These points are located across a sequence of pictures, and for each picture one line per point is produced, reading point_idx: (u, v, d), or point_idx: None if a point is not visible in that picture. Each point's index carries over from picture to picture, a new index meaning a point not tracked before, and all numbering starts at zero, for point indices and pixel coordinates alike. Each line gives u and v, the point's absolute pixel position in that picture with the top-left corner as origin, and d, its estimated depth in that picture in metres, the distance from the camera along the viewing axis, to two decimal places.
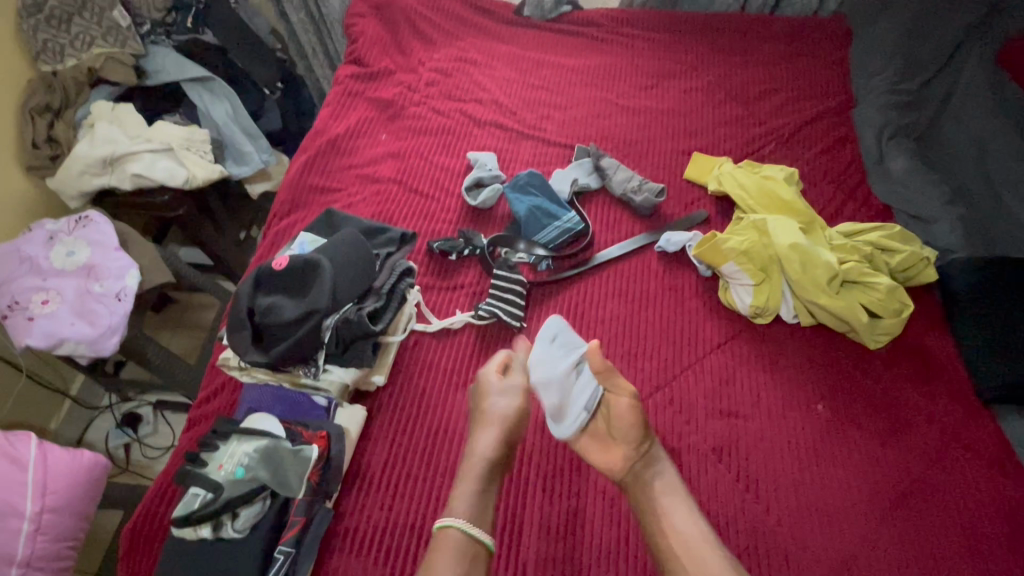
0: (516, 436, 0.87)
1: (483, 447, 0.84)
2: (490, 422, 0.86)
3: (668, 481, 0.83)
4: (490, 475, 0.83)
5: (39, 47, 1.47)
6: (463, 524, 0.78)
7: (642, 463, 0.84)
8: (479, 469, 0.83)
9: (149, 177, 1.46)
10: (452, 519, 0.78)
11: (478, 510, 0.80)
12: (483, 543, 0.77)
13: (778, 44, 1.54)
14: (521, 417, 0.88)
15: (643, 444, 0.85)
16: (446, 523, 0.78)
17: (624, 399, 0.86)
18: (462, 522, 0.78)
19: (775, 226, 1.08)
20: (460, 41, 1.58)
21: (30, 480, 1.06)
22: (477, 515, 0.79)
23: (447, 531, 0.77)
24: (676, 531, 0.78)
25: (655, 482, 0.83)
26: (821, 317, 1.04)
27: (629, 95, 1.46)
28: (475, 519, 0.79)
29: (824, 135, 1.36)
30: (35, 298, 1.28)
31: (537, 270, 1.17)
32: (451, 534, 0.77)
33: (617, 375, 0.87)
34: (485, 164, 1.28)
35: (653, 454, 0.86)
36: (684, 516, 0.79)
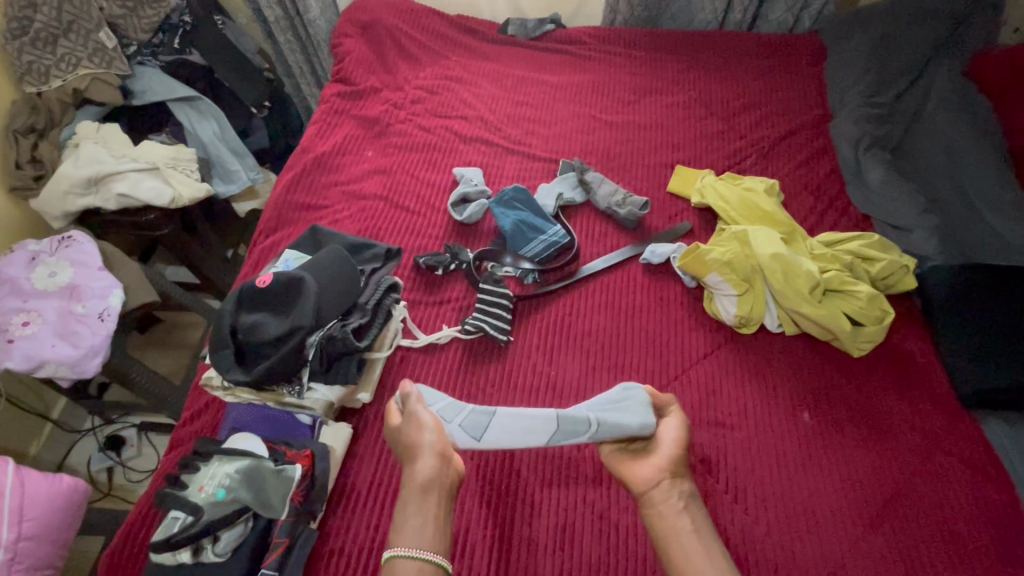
0: (450, 447, 0.81)
1: (420, 466, 0.78)
2: (422, 445, 0.80)
3: (696, 511, 0.77)
4: (426, 489, 0.76)
5: (25, 69, 1.46)
6: (409, 551, 0.70)
7: (677, 487, 0.79)
8: (416, 492, 0.76)
9: (133, 196, 1.45)
10: (396, 549, 0.70)
11: (420, 527, 0.73)
12: (429, 560, 0.70)
13: (757, 60, 1.58)
14: (440, 428, 0.81)
15: (682, 472, 0.81)
16: (390, 554, 0.70)
17: (674, 426, 0.86)
18: (408, 549, 0.70)
19: (757, 236, 1.09)
20: (445, 59, 1.60)
21: (7, 508, 1.03)
22: (419, 532, 0.72)
23: (394, 562, 0.69)
24: (697, 552, 0.72)
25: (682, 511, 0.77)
26: (805, 327, 1.05)
27: (613, 111, 1.48)
28: (417, 539, 0.72)
29: (803, 147, 1.39)
30: (15, 320, 1.27)
31: (523, 283, 1.17)
32: (399, 564, 0.69)
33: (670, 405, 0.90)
34: (471, 179, 1.29)
35: (688, 485, 0.81)
36: (701, 547, 0.73)
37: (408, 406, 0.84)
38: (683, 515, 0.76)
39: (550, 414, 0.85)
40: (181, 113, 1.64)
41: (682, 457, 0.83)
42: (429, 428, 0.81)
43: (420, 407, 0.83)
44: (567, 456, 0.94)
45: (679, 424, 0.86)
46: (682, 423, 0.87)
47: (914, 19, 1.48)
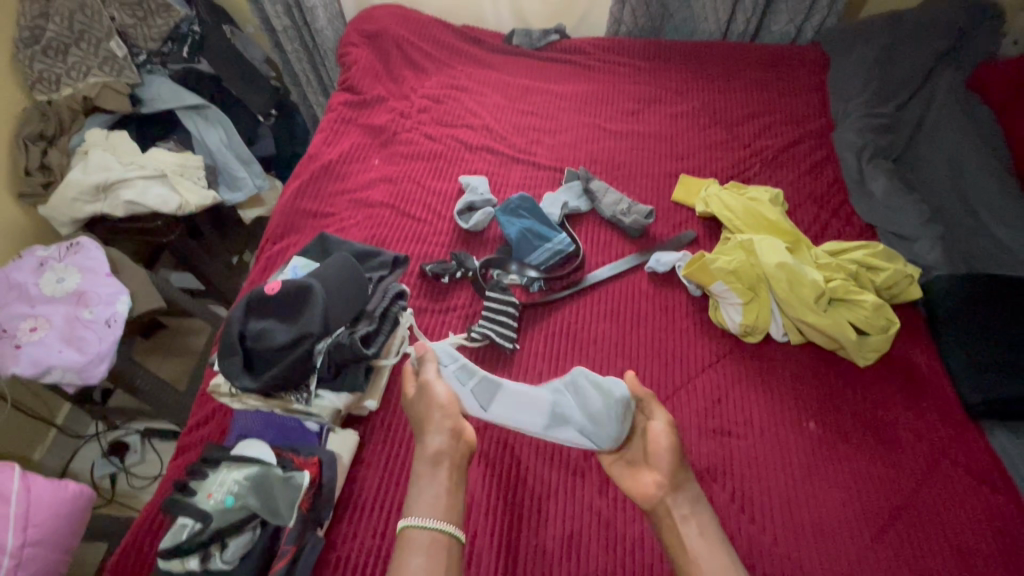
0: (462, 418, 0.85)
1: (431, 440, 0.82)
2: (433, 419, 0.84)
3: (702, 517, 0.78)
4: (437, 461, 0.80)
5: (35, 77, 1.49)
6: (421, 521, 0.74)
7: (678, 495, 0.79)
8: (427, 465, 0.80)
9: (141, 203, 1.47)
10: (409, 519, 0.74)
11: (434, 499, 0.76)
12: (440, 530, 0.73)
13: (760, 70, 1.59)
14: (453, 404, 0.85)
15: (682, 478, 0.81)
16: (404, 525, 0.74)
17: (662, 429, 0.84)
18: (420, 519, 0.74)
19: (762, 245, 1.09)
20: (451, 69, 1.62)
21: (13, 514, 1.03)
22: (434, 504, 0.76)
23: (408, 533, 0.73)
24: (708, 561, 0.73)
25: (687, 522, 0.77)
26: (810, 336, 1.05)
27: (617, 120, 1.49)
28: (430, 510, 0.75)
29: (806, 157, 1.40)
30: (23, 325, 1.28)
31: (529, 291, 1.17)
32: (412, 535, 0.73)
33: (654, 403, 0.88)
34: (477, 188, 1.29)
35: (692, 490, 0.81)
36: (712, 558, 0.73)
37: (425, 373, 0.89)
38: (690, 525, 0.77)
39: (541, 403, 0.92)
40: (189, 120, 1.65)
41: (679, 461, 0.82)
42: (442, 403, 0.85)
43: (436, 379, 0.88)
44: (574, 464, 0.93)
45: (671, 428, 0.85)
46: (671, 425, 0.85)
47: (916, 31, 1.50)
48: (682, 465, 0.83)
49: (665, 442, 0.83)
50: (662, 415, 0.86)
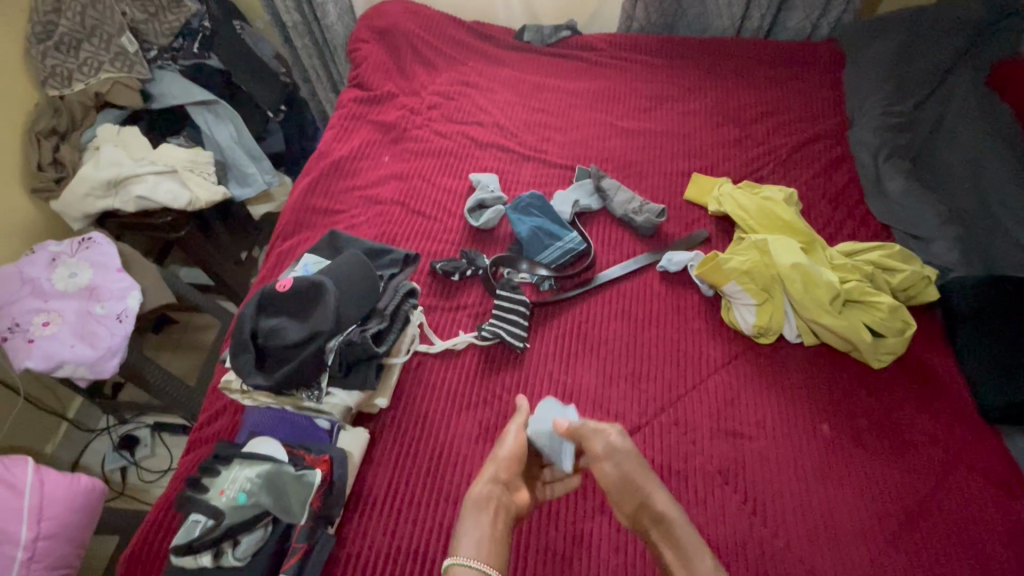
0: (518, 475, 0.77)
1: (476, 485, 0.74)
2: (485, 466, 0.77)
3: (684, 546, 0.69)
4: (480, 505, 0.71)
5: (48, 73, 1.49)
6: (467, 560, 0.65)
7: (652, 528, 0.72)
8: (470, 505, 0.71)
9: (152, 199, 1.48)
10: (456, 556, 0.65)
11: (478, 539, 0.67)
12: (487, 575, 0.64)
13: (773, 68, 1.57)
14: (512, 457, 0.77)
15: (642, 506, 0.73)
16: (447, 566, 0.64)
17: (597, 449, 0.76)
18: (465, 557, 0.65)
19: (776, 245, 1.08)
20: (462, 65, 1.61)
21: (26, 506, 1.04)
22: (477, 544, 0.67)
23: (453, 573, 0.64)
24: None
25: (669, 559, 0.69)
26: (824, 337, 1.04)
27: (628, 118, 1.48)
28: (476, 550, 0.66)
29: (821, 156, 1.38)
30: (36, 319, 1.29)
31: (540, 289, 1.16)
32: (457, 573, 0.63)
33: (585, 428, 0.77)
34: (487, 185, 1.29)
35: (659, 514, 0.72)
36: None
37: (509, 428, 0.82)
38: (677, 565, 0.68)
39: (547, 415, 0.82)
40: (199, 116, 1.65)
41: (630, 488, 0.74)
42: (502, 454, 0.77)
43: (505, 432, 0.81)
44: None
45: (609, 453, 0.75)
46: (612, 452, 0.75)
47: (935, 28, 1.47)
48: (636, 485, 0.74)
49: (613, 475, 0.75)
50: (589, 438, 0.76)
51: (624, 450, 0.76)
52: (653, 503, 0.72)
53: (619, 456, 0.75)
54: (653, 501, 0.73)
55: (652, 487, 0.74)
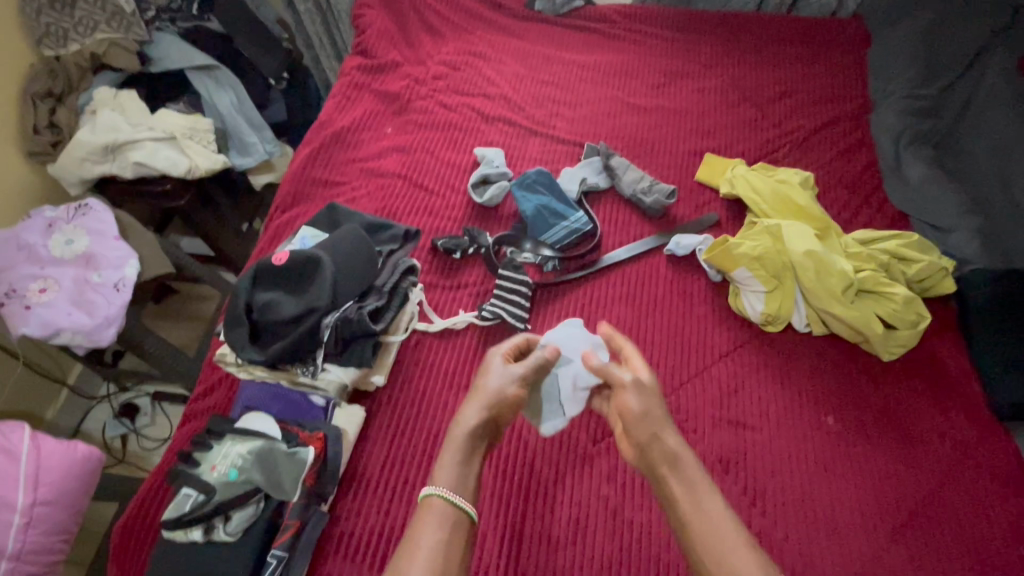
0: (504, 413, 0.78)
1: (463, 423, 0.74)
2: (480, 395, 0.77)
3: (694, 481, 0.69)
4: (471, 446, 0.74)
5: (42, 31, 1.47)
6: (447, 493, 0.68)
7: (658, 460, 0.71)
8: (461, 444, 0.73)
9: (149, 165, 1.47)
10: (436, 489, 0.69)
11: (462, 476, 0.71)
12: (465, 513, 0.68)
13: (795, 44, 1.50)
14: (512, 399, 0.78)
15: (653, 438, 0.73)
16: (427, 491, 0.69)
17: (625, 374, 0.79)
18: (446, 491, 0.69)
19: (789, 231, 1.04)
20: (470, 34, 1.54)
21: (23, 472, 1.04)
22: (461, 482, 0.70)
23: (430, 501, 0.68)
24: (701, 553, 0.64)
25: (674, 488, 0.69)
26: (834, 327, 1.01)
27: (641, 94, 1.42)
28: (458, 485, 0.70)
29: (839, 140, 1.33)
30: (32, 286, 1.28)
31: (543, 270, 1.13)
32: (433, 504, 0.68)
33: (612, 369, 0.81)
34: (492, 160, 1.24)
35: (669, 450, 0.71)
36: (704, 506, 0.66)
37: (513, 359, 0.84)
38: (665, 496, 0.70)
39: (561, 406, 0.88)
40: (199, 82, 1.63)
41: (644, 417, 0.74)
42: (508, 391, 0.79)
43: (506, 381, 0.79)
44: (582, 450, 0.92)
45: (635, 384, 0.78)
46: (635, 385, 0.78)
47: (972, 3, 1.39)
48: (654, 417, 0.74)
49: (631, 403, 0.76)
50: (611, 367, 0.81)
51: (648, 387, 0.77)
52: (663, 437, 0.72)
53: (643, 390, 0.77)
54: (665, 436, 0.72)
55: (666, 422, 0.74)
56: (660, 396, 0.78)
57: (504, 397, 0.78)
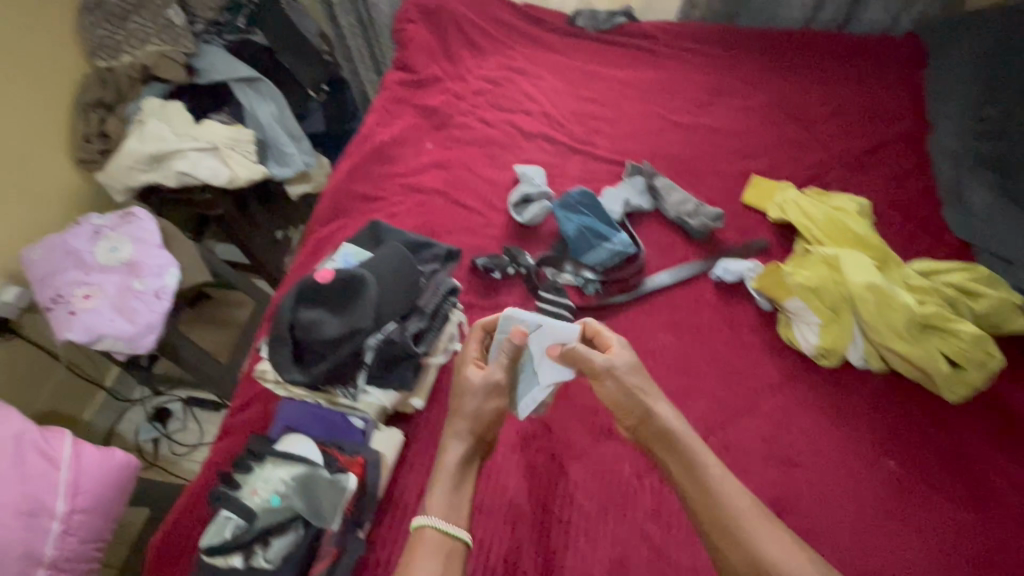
0: (488, 434, 0.80)
1: (451, 451, 0.77)
2: (455, 427, 0.79)
3: (690, 456, 0.76)
4: (459, 473, 0.77)
5: (97, 43, 1.53)
6: (440, 524, 0.72)
7: (654, 439, 0.78)
8: (449, 474, 0.76)
9: (192, 176, 1.50)
10: (429, 519, 0.73)
11: (453, 504, 0.75)
12: (459, 539, 0.72)
13: (847, 62, 1.44)
14: (492, 421, 0.80)
15: (642, 419, 0.78)
16: (421, 522, 0.73)
17: (598, 357, 0.80)
18: (439, 521, 0.73)
19: (849, 260, 0.99)
20: (511, 50, 1.53)
21: (62, 480, 1.05)
22: (453, 509, 0.74)
23: (423, 531, 0.72)
24: (709, 524, 0.72)
25: (674, 466, 0.76)
26: (894, 364, 0.95)
27: (685, 112, 1.39)
28: (450, 514, 0.74)
29: (894, 163, 1.27)
30: (78, 292, 1.31)
31: (585, 293, 1.11)
32: (426, 534, 0.72)
33: (583, 360, 0.79)
34: (533, 179, 1.23)
35: (661, 430, 0.77)
36: (708, 477, 0.74)
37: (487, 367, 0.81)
38: (667, 473, 0.77)
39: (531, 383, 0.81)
40: (242, 93, 1.65)
41: (630, 400, 0.79)
42: (486, 416, 0.79)
43: (484, 400, 0.79)
44: (625, 484, 0.88)
45: (610, 373, 0.79)
46: (609, 374, 0.79)
47: None
48: (637, 398, 0.79)
49: (612, 390, 0.80)
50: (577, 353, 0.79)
51: (625, 369, 0.79)
52: (652, 419, 0.78)
53: (620, 374, 0.79)
54: (653, 416, 0.78)
55: (654, 401, 0.78)
56: (640, 371, 0.81)
57: (483, 415, 0.79)
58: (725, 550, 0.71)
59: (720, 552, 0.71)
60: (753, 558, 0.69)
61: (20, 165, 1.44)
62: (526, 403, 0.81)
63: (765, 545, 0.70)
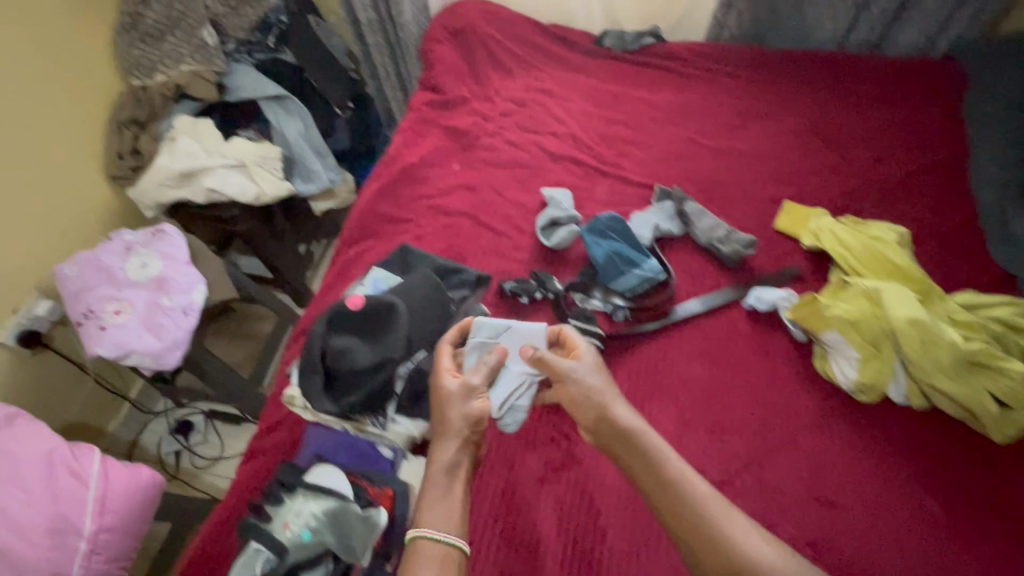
0: (476, 436, 0.79)
1: (444, 454, 0.75)
2: (451, 425, 0.77)
3: (651, 453, 0.74)
4: (451, 476, 0.75)
5: (133, 62, 1.57)
6: (435, 533, 0.70)
7: (613, 441, 0.77)
8: (442, 476, 0.74)
9: (221, 192, 1.53)
10: (426, 529, 0.70)
11: (447, 511, 0.72)
12: (454, 546, 0.70)
13: (881, 83, 1.42)
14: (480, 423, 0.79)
15: (602, 420, 0.78)
16: (415, 534, 0.70)
17: (569, 362, 0.82)
18: (435, 530, 0.70)
19: (891, 296, 0.96)
20: (538, 71, 1.53)
21: (90, 498, 1.05)
22: (447, 516, 0.72)
23: (419, 543, 0.69)
24: (677, 525, 0.70)
25: (635, 466, 0.74)
26: (938, 402, 0.92)
27: (714, 135, 1.37)
28: (445, 521, 0.71)
29: (932, 189, 1.24)
30: (108, 308, 1.33)
31: (613, 320, 1.09)
32: (423, 545, 0.69)
33: (556, 366, 0.82)
34: (561, 203, 1.22)
35: (621, 430, 0.76)
36: (669, 474, 0.73)
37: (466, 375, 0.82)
38: (630, 476, 0.75)
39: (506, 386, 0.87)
40: (270, 111, 1.67)
41: (589, 402, 0.79)
42: (472, 418, 0.78)
43: (467, 402, 0.79)
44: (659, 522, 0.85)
45: (573, 375, 0.81)
46: (571, 375, 0.81)
47: None
48: (597, 400, 0.79)
49: (574, 394, 0.81)
50: (548, 357, 0.83)
51: (586, 373, 0.81)
52: (612, 418, 0.77)
53: (581, 377, 0.81)
54: (613, 416, 0.77)
55: (612, 400, 0.79)
56: (603, 374, 0.82)
57: (470, 415, 0.78)
58: (696, 551, 0.68)
59: (692, 554, 0.69)
60: (724, 557, 0.67)
61: (55, 182, 1.47)
62: (497, 392, 0.86)
63: (728, 538, 0.68)
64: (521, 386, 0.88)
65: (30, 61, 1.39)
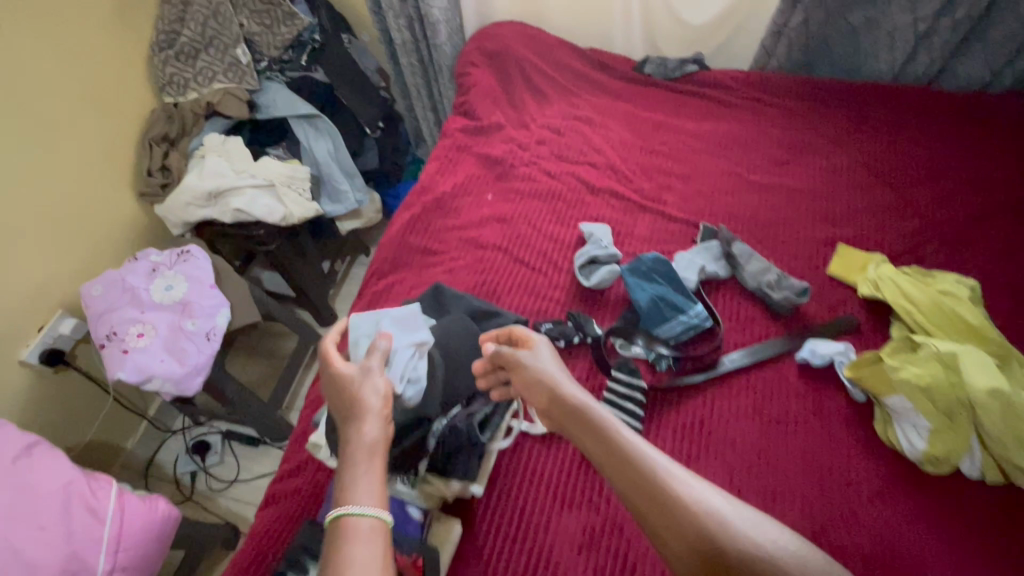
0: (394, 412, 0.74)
1: (366, 432, 0.69)
2: (368, 406, 0.72)
3: (601, 426, 0.71)
4: (373, 452, 0.68)
5: (167, 80, 1.57)
6: (360, 508, 0.62)
7: (567, 421, 0.75)
8: (363, 454, 0.68)
9: (248, 212, 1.48)
10: (350, 505, 0.62)
11: (372, 486, 0.65)
12: (380, 516, 0.62)
13: (943, 118, 1.33)
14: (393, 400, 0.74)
15: (552, 400, 0.77)
16: (337, 511, 0.62)
17: (522, 352, 0.84)
18: (360, 506, 0.62)
19: (968, 363, 0.88)
20: (576, 97, 1.48)
21: (106, 536, 1.01)
22: (374, 491, 0.64)
23: (344, 520, 0.61)
24: (632, 494, 0.64)
25: (588, 443, 0.71)
26: (1018, 480, 0.84)
27: (762, 170, 1.31)
28: (370, 495, 0.64)
29: (1002, 235, 1.15)
30: (131, 331, 1.29)
31: (656, 369, 1.03)
32: (350, 522, 0.61)
33: (503, 353, 0.84)
34: (600, 239, 1.16)
35: (572, 408, 0.75)
36: (620, 441, 0.68)
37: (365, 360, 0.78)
38: (587, 455, 0.71)
39: (405, 362, 0.84)
40: (300, 129, 1.64)
41: (542, 385, 0.79)
42: (383, 393, 0.74)
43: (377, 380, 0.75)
44: None
45: (526, 362, 0.82)
46: (524, 363, 0.82)
47: None
48: (551, 383, 0.78)
49: (529, 380, 0.80)
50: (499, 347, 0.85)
51: (539, 358, 0.82)
52: (563, 398, 0.76)
53: (534, 361, 0.82)
54: (561, 394, 0.77)
55: (563, 383, 0.78)
56: (558, 363, 0.82)
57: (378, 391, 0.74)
58: (653, 519, 0.62)
59: (646, 521, 0.62)
60: (679, 520, 0.59)
61: (85, 200, 1.46)
62: (392, 368, 0.82)
63: (687, 501, 0.61)
64: (415, 361, 0.85)
65: (68, 79, 1.39)
